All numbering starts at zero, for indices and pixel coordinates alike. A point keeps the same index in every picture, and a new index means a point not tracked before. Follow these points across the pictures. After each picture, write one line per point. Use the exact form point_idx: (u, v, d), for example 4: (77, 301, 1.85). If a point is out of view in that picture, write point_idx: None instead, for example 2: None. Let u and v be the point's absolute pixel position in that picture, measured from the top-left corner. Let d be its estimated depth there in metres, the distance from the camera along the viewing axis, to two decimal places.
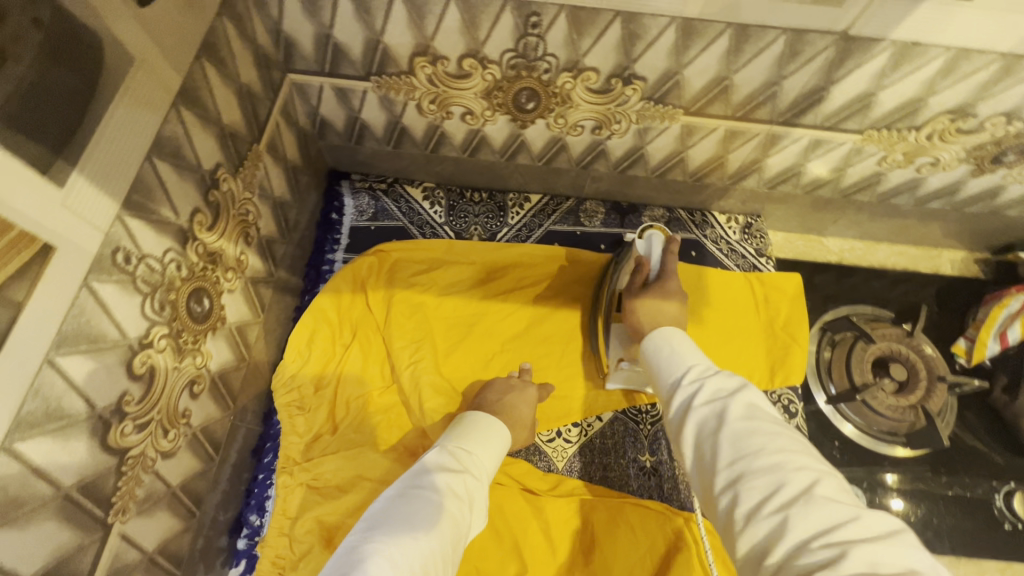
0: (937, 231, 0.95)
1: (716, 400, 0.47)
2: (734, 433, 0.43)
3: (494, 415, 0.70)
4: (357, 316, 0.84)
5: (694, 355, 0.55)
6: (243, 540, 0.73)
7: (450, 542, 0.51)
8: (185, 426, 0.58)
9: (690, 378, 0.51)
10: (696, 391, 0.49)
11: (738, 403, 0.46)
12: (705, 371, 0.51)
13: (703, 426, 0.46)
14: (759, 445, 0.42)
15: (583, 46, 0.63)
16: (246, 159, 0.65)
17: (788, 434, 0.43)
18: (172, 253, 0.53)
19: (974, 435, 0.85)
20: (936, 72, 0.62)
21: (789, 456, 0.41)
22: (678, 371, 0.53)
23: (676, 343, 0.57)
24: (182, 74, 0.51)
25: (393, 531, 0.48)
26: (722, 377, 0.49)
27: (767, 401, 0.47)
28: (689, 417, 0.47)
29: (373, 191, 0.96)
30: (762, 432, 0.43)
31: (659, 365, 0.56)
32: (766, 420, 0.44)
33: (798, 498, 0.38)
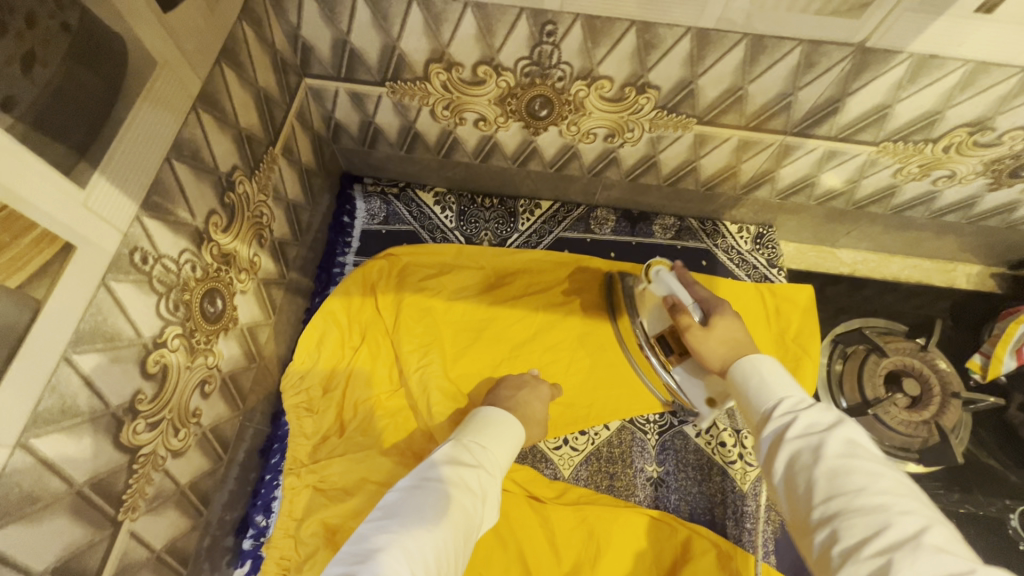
0: (952, 245, 0.94)
1: (809, 435, 0.46)
2: (830, 469, 0.43)
3: (506, 410, 0.69)
4: (366, 320, 0.84)
5: (789, 384, 0.53)
6: (249, 540, 0.74)
7: (463, 535, 0.52)
8: (195, 425, 0.59)
9: (783, 408, 0.50)
10: (790, 422, 0.48)
11: (836, 438, 0.45)
12: (799, 403, 0.50)
13: (795, 460, 0.45)
14: (859, 485, 0.41)
15: (598, 54, 0.64)
16: (262, 162, 0.66)
17: (893, 476, 0.42)
18: (188, 254, 0.53)
19: (987, 453, 0.84)
20: (954, 85, 0.62)
21: (893, 499, 0.40)
22: (768, 400, 0.52)
23: (767, 368, 0.55)
24: (201, 77, 0.51)
25: (404, 525, 0.49)
26: (818, 410, 0.48)
27: (869, 439, 0.45)
28: (782, 449, 0.46)
29: (385, 194, 0.96)
30: (862, 472, 0.42)
31: (748, 394, 0.54)
32: (868, 458, 0.43)
33: (904, 543, 0.37)
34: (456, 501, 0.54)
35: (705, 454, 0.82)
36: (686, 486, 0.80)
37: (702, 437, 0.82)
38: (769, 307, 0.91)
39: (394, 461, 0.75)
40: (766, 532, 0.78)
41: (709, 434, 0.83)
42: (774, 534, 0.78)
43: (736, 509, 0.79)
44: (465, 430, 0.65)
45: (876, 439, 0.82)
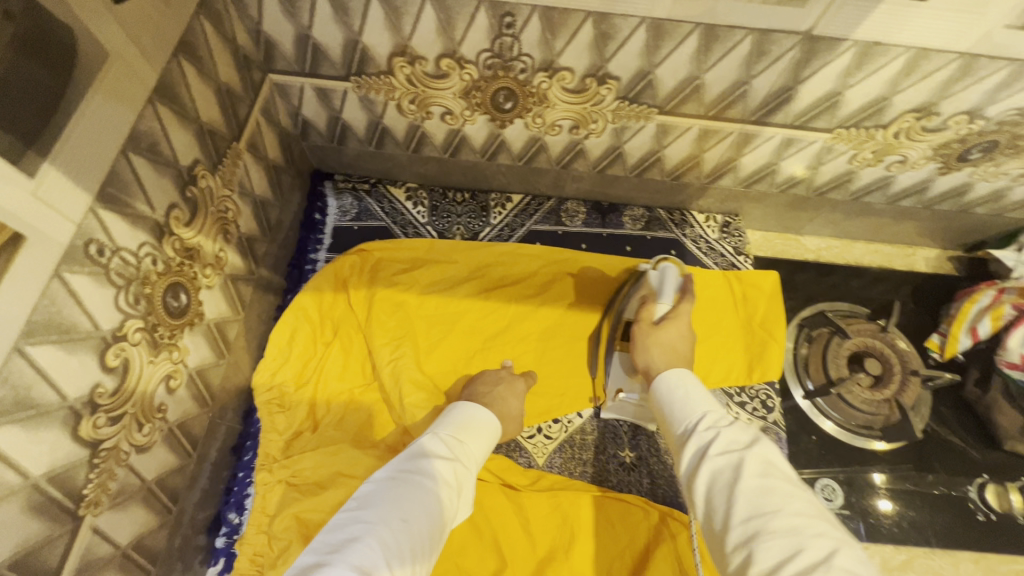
0: (911, 229, 0.97)
1: (730, 453, 0.47)
2: (747, 490, 0.44)
3: (484, 407, 0.71)
4: (338, 315, 0.85)
5: (708, 404, 0.54)
6: (221, 538, 0.73)
7: (439, 526, 0.52)
8: (160, 420, 0.58)
9: (704, 427, 0.51)
10: (712, 439, 0.49)
11: (754, 458, 0.46)
12: (719, 420, 0.51)
13: (717, 478, 0.46)
14: (777, 506, 0.42)
15: (557, 46, 0.65)
16: (226, 156, 0.66)
17: (805, 498, 0.43)
18: (148, 247, 0.53)
19: (947, 428, 0.87)
20: (898, 71, 0.64)
21: (807, 520, 0.41)
22: (692, 419, 0.53)
23: (686, 390, 0.57)
24: (158, 70, 0.51)
25: (382, 513, 0.49)
26: (736, 429, 0.49)
27: (782, 459, 0.47)
28: (703, 466, 0.47)
29: (356, 191, 0.96)
30: (778, 493, 0.43)
31: (671, 411, 0.56)
32: (783, 479, 0.44)
33: (818, 566, 0.38)
34: (433, 491, 0.54)
35: None
36: (657, 470, 0.81)
37: None
38: (737, 295, 0.93)
39: (368, 453, 0.75)
40: None
41: None
42: None
43: None
44: (440, 424, 0.66)
45: (839, 418, 0.85)
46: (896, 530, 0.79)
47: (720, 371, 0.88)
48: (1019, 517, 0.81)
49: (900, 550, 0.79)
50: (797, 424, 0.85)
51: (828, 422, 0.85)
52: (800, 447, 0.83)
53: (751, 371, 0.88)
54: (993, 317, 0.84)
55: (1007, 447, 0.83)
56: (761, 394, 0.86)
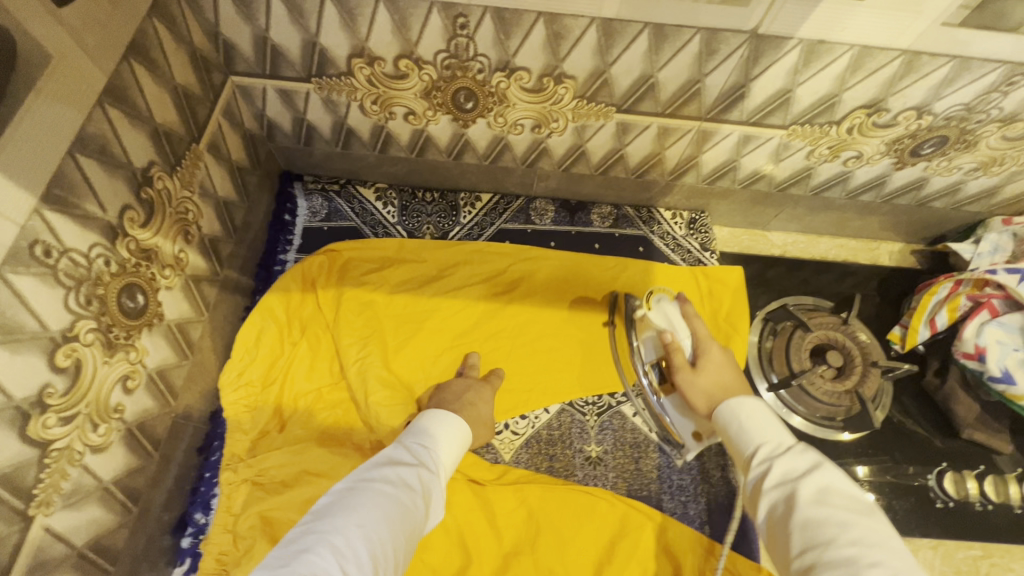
0: (874, 224, 0.99)
1: (786, 483, 0.50)
2: (803, 521, 0.46)
3: (458, 416, 0.72)
4: (306, 315, 0.85)
5: (767, 428, 0.57)
6: (188, 538, 0.73)
7: (403, 531, 0.52)
8: (117, 420, 0.59)
9: (760, 455, 0.54)
10: (768, 471, 0.52)
11: (807, 488, 0.48)
12: (774, 450, 0.54)
13: (776, 508, 0.49)
14: (831, 536, 0.44)
15: (512, 46, 0.66)
16: (184, 158, 0.66)
17: (866, 525, 0.45)
18: (100, 249, 0.54)
19: (908, 418, 0.88)
20: (844, 68, 0.66)
21: (864, 551, 0.43)
22: (750, 448, 0.56)
23: (744, 413, 0.60)
24: (107, 73, 0.52)
25: (339, 520, 0.50)
26: (795, 456, 0.52)
27: (843, 484, 0.48)
28: (762, 499, 0.51)
29: (326, 192, 0.97)
30: (834, 522, 0.45)
31: (732, 438, 0.59)
32: (841, 506, 0.46)
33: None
34: (392, 495, 0.54)
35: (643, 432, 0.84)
36: (623, 464, 0.82)
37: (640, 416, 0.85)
38: (702, 290, 0.95)
39: (333, 452, 0.77)
40: (701, 504, 0.80)
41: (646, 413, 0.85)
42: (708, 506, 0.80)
43: (671, 484, 0.81)
44: (408, 434, 0.67)
45: (805, 411, 0.86)
46: None
47: None
48: (976, 504, 0.83)
49: None
50: None
51: (797, 418, 0.86)
52: None
53: None
54: (949, 308, 0.86)
55: (965, 436, 0.85)
56: None
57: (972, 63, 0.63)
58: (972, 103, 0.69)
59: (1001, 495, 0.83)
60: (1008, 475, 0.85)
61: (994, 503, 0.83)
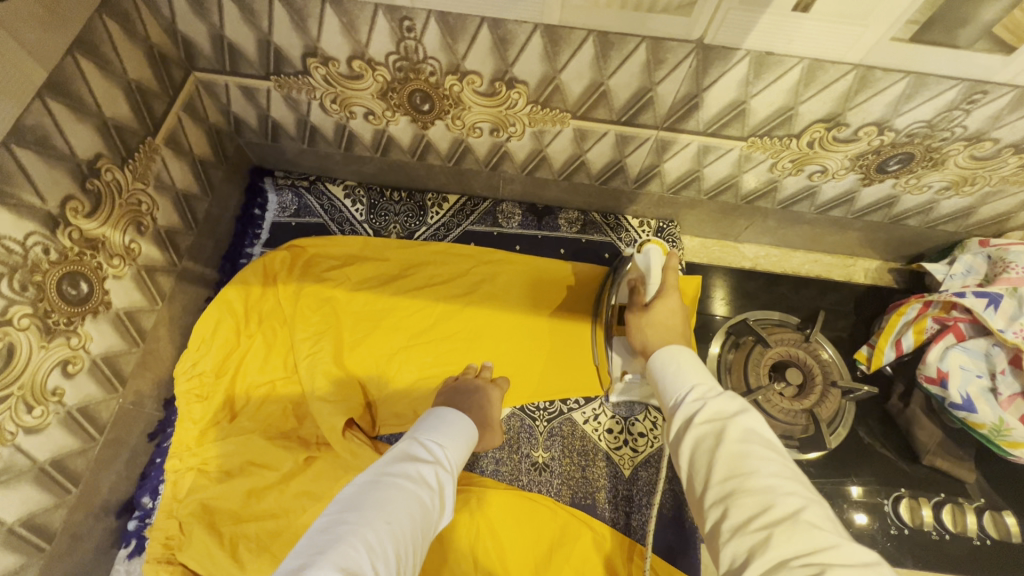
0: (848, 240, 0.97)
1: (716, 420, 0.49)
2: (726, 453, 0.46)
3: (467, 417, 0.73)
4: (265, 309, 0.86)
5: (700, 373, 0.56)
6: (134, 521, 0.75)
7: (422, 529, 0.53)
8: (58, 403, 0.61)
9: (693, 395, 0.53)
10: (699, 408, 0.51)
11: (736, 426, 0.47)
12: (708, 391, 0.53)
13: (701, 442, 0.48)
14: (754, 468, 0.44)
15: (460, 50, 0.66)
16: (137, 151, 0.68)
17: (784, 461, 0.45)
18: (38, 238, 0.56)
19: (871, 439, 0.86)
20: (797, 81, 0.64)
21: (781, 481, 0.43)
22: (681, 389, 0.55)
23: (681, 360, 0.58)
24: (48, 68, 0.54)
25: (368, 513, 0.50)
26: (725, 399, 0.50)
27: (766, 424, 0.48)
28: (689, 433, 0.50)
29: (296, 187, 0.98)
30: (755, 454, 0.45)
31: (663, 383, 0.57)
32: (764, 444, 0.46)
33: (785, 521, 0.40)
34: (414, 494, 0.55)
35: (592, 440, 0.83)
36: (570, 472, 0.81)
37: (590, 424, 0.84)
38: None
39: (278, 444, 0.78)
40: (645, 516, 0.79)
41: (596, 421, 0.84)
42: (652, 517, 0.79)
43: (616, 494, 0.80)
44: (419, 431, 0.67)
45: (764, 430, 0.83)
46: None
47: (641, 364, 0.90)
48: (931, 532, 0.80)
49: None
50: None
51: None
52: None
53: None
54: (915, 330, 0.84)
55: (925, 461, 0.83)
56: None
57: (928, 79, 0.61)
58: (933, 121, 0.67)
59: (958, 525, 0.81)
60: (968, 504, 0.82)
61: (951, 533, 0.80)
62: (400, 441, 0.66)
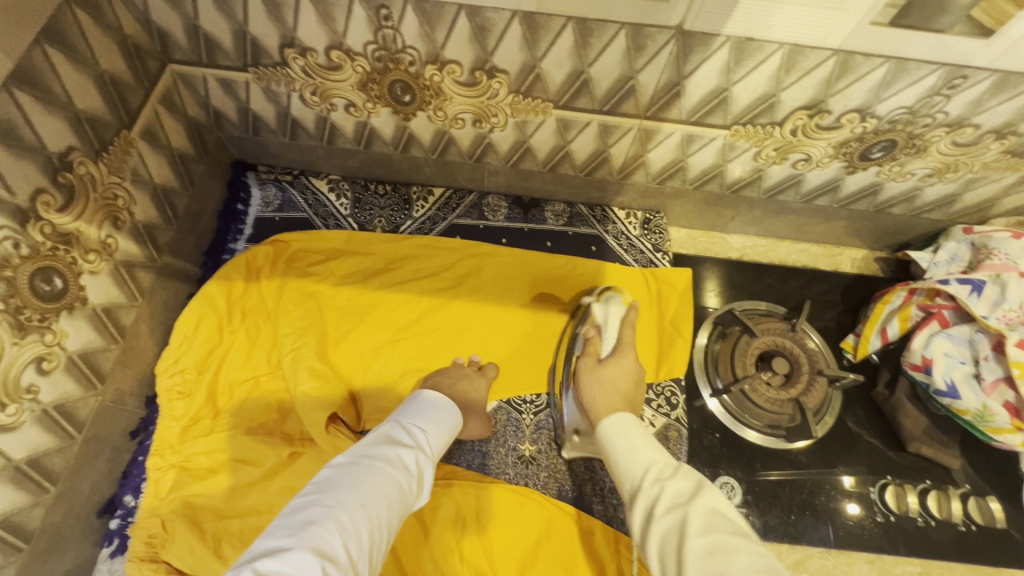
0: (834, 229, 0.97)
1: (676, 508, 0.51)
2: (696, 550, 0.46)
3: (454, 404, 0.73)
4: (248, 305, 0.86)
5: (651, 450, 0.60)
6: (116, 519, 0.74)
7: (396, 512, 0.54)
8: (33, 400, 0.60)
9: (650, 480, 0.56)
10: (658, 494, 0.54)
11: (695, 513, 0.50)
12: (661, 471, 0.56)
13: (668, 536, 0.50)
14: (723, 566, 0.44)
15: (438, 39, 0.65)
16: (112, 144, 0.67)
17: (748, 551, 0.45)
18: (7, 232, 0.55)
19: (856, 428, 0.86)
20: (778, 67, 0.64)
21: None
22: (637, 470, 0.58)
23: (629, 434, 0.62)
24: (14, 58, 0.53)
25: (345, 496, 0.51)
26: (680, 479, 0.54)
27: (725, 511, 0.50)
28: (654, 526, 0.51)
29: (279, 182, 0.97)
30: (722, 548, 0.46)
31: (618, 462, 0.60)
32: (727, 534, 0.47)
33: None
34: (392, 477, 0.56)
35: None
36: (556, 464, 0.81)
37: None
38: (651, 292, 0.94)
39: (261, 440, 0.77)
40: (631, 508, 0.79)
41: None
42: None
43: (603, 485, 0.80)
44: (404, 415, 0.67)
45: (754, 421, 0.84)
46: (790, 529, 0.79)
47: None
48: (916, 519, 0.80)
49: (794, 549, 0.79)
50: (701, 423, 0.85)
51: (751, 431, 0.84)
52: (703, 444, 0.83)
53: (656, 362, 0.88)
54: (901, 318, 0.84)
55: (912, 449, 0.83)
56: (667, 391, 0.86)
57: (909, 65, 0.61)
58: (914, 107, 0.67)
59: (943, 511, 0.81)
60: (953, 491, 0.82)
61: (936, 519, 0.80)
62: (384, 424, 0.66)
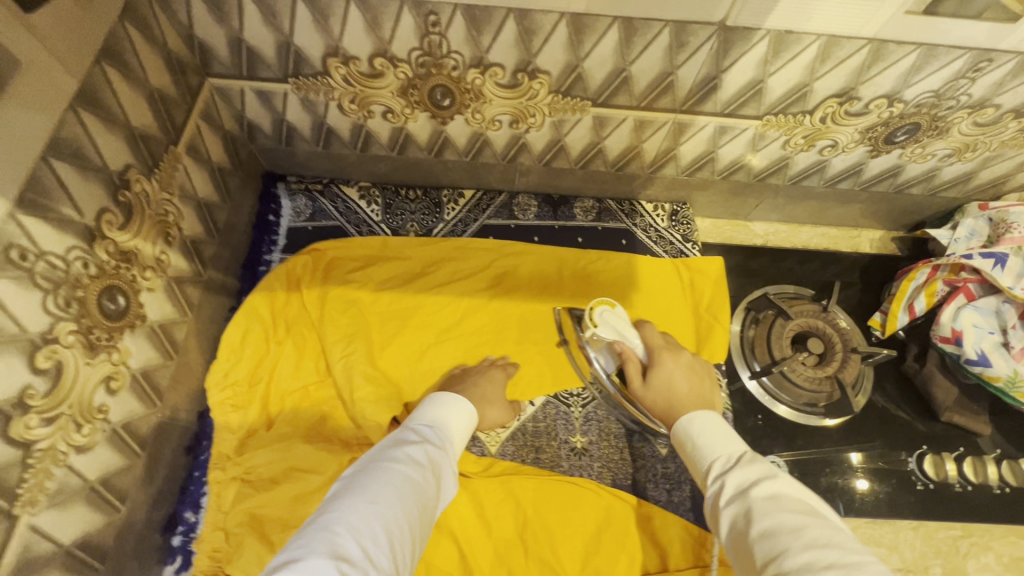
0: (853, 213, 1.00)
1: (738, 495, 0.53)
2: (757, 535, 0.48)
3: (464, 398, 0.74)
4: (291, 315, 0.86)
5: (723, 441, 0.61)
6: (178, 536, 0.74)
7: (415, 506, 0.54)
8: (103, 420, 0.60)
9: (714, 473, 0.58)
10: (721, 488, 0.55)
11: (760, 496, 0.51)
12: (727, 463, 0.58)
13: (734, 523, 0.51)
14: (785, 544, 0.45)
15: (484, 42, 0.67)
16: (162, 160, 0.67)
17: (814, 528, 0.46)
18: (78, 251, 0.54)
19: (889, 402, 0.90)
20: (814, 57, 0.66)
21: (817, 553, 0.44)
22: (705, 465, 0.60)
23: (698, 427, 0.64)
24: (78, 78, 0.53)
25: (354, 498, 0.51)
26: (749, 467, 0.55)
27: (793, 491, 0.51)
28: (721, 517, 0.53)
29: (310, 192, 0.98)
30: (784, 530, 0.47)
31: (689, 455, 0.63)
32: (792, 512, 0.48)
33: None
34: (402, 474, 0.56)
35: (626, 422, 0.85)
36: (609, 454, 0.83)
37: None
38: (684, 281, 0.95)
39: (319, 447, 0.78)
40: (684, 492, 0.81)
41: None
42: (692, 492, 0.81)
43: (655, 472, 0.82)
44: (414, 417, 0.68)
45: (787, 398, 0.87)
46: (838, 503, 0.82)
47: None
48: (955, 485, 0.84)
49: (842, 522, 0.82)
50: (744, 406, 0.87)
51: (782, 406, 0.86)
52: (748, 426, 0.86)
53: (696, 349, 0.90)
54: (928, 293, 0.87)
55: (944, 419, 0.86)
56: (710, 376, 0.88)
57: (938, 51, 0.64)
58: (940, 90, 0.70)
59: (979, 475, 0.85)
60: (987, 456, 0.86)
61: (973, 483, 0.84)
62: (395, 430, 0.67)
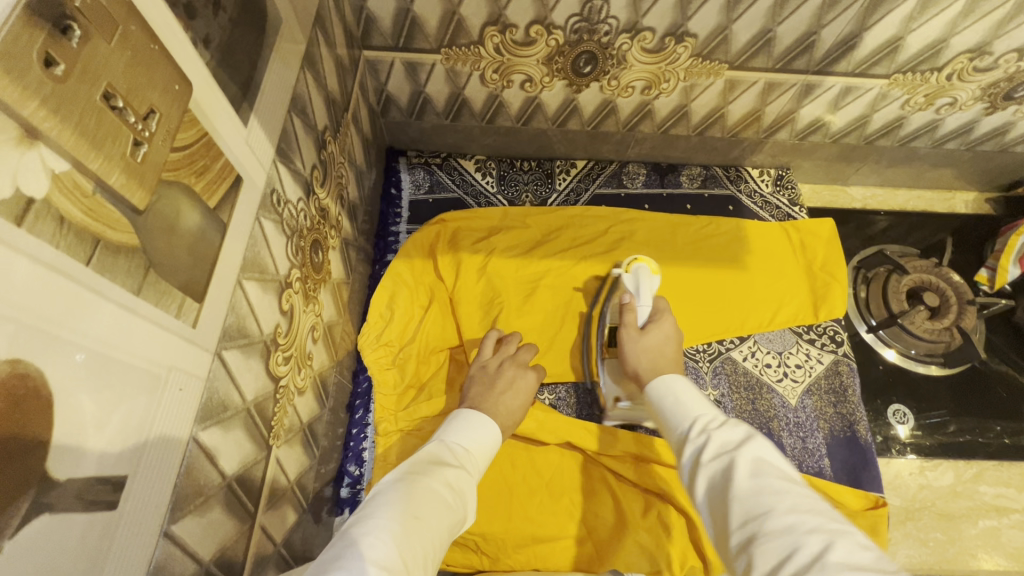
0: (951, 175, 1.04)
1: (722, 454, 0.49)
2: (740, 492, 0.44)
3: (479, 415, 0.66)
4: (429, 282, 0.90)
5: (702, 404, 0.58)
6: (346, 488, 0.78)
7: (447, 531, 0.48)
8: (310, 367, 0.64)
9: (696, 429, 0.54)
10: (704, 444, 0.51)
11: (745, 457, 0.47)
12: (711, 421, 0.54)
13: (713, 480, 0.48)
14: (768, 506, 0.42)
15: (643, 6, 0.70)
16: (340, 126, 0.71)
17: (798, 491, 0.43)
18: (302, 202, 0.58)
19: (1006, 356, 0.93)
20: (958, 13, 0.70)
21: (801, 517, 0.40)
22: (684, 423, 0.56)
23: (678, 390, 0.61)
24: (304, 40, 0.56)
25: (393, 508, 0.45)
26: (728, 429, 0.51)
27: (774, 456, 0.47)
28: (700, 472, 0.49)
29: (428, 165, 1.01)
30: (768, 489, 0.43)
31: (665, 415, 0.59)
32: (777, 476, 0.45)
33: (812, 565, 0.37)
34: (443, 494, 0.49)
35: (754, 374, 0.88)
36: (742, 405, 0.86)
37: (749, 360, 0.89)
38: (795, 241, 0.98)
39: None
40: (818, 440, 0.84)
41: (754, 357, 0.90)
42: (826, 439, 0.84)
43: (788, 422, 0.85)
44: (437, 433, 0.62)
45: (901, 347, 0.92)
46: (966, 448, 0.86)
47: (787, 307, 0.93)
48: None
49: (971, 464, 0.86)
50: (865, 356, 0.93)
51: (890, 352, 0.92)
52: (870, 376, 0.91)
53: (815, 307, 0.92)
54: None
55: None
56: (829, 330, 0.91)
57: None
58: None
59: None
60: None
61: None
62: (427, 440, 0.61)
